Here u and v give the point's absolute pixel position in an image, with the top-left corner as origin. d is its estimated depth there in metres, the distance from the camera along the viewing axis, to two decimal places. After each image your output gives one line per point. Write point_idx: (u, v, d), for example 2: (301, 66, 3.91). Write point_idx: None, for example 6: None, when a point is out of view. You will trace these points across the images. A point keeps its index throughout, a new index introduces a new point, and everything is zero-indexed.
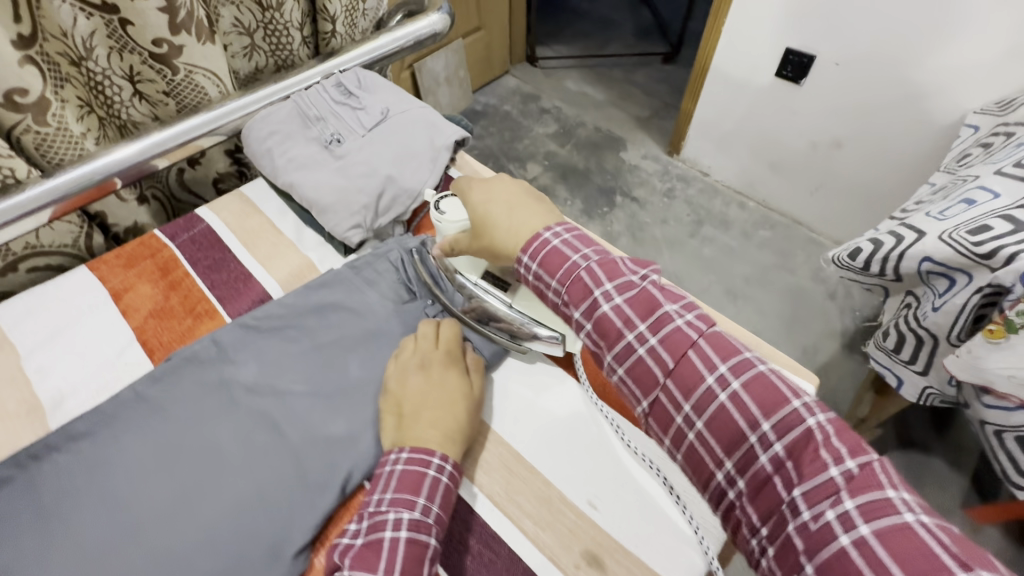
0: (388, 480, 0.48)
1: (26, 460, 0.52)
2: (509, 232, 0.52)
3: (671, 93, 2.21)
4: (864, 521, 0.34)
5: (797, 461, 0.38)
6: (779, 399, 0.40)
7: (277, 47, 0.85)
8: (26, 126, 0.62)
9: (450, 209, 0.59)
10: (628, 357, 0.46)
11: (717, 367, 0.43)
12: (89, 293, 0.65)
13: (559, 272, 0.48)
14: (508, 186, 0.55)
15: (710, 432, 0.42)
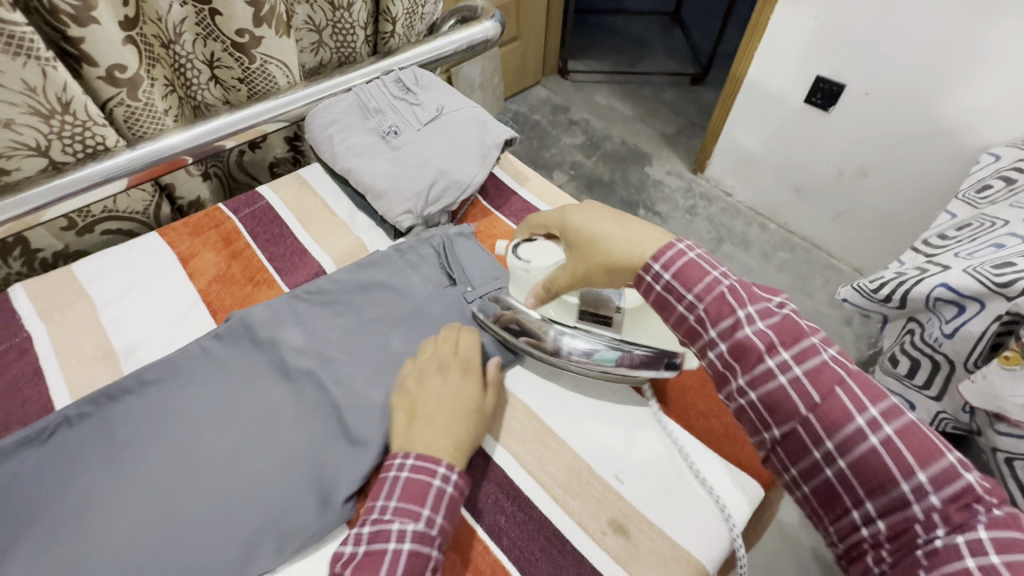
0: (391, 488, 0.48)
1: (100, 399, 0.56)
2: (622, 245, 0.52)
3: (699, 113, 2.26)
4: (996, 552, 0.34)
5: (894, 454, 0.39)
6: (879, 396, 0.41)
7: (341, 44, 0.91)
8: (120, 100, 0.67)
9: (532, 254, 0.60)
10: (764, 380, 0.44)
11: (867, 407, 0.41)
12: (159, 256, 0.71)
13: (697, 286, 0.47)
14: (602, 212, 0.56)
15: (765, 407, 0.44)
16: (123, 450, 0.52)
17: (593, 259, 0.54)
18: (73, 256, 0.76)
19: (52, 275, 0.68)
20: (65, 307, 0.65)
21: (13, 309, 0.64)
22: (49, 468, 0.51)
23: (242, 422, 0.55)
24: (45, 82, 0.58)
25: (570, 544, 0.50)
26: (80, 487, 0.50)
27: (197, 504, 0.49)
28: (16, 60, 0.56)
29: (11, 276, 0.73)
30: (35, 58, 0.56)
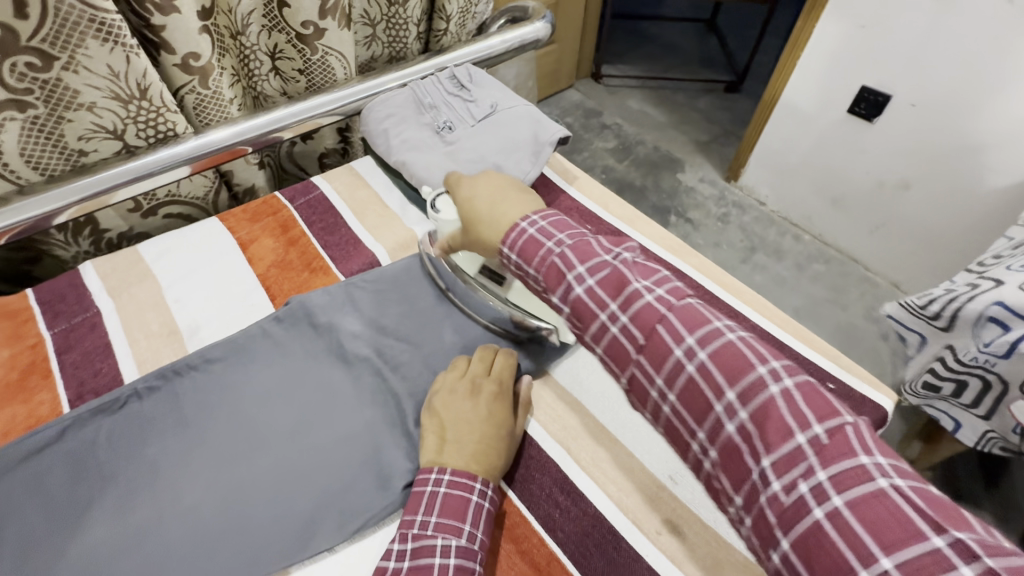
0: (430, 502, 0.48)
1: (169, 374, 0.58)
2: (489, 221, 0.56)
3: (733, 121, 2.24)
4: (843, 497, 0.34)
5: (763, 429, 0.38)
6: (747, 366, 0.41)
7: (394, 40, 0.93)
8: (191, 87, 0.70)
9: (471, 261, 0.67)
10: (677, 369, 0.43)
11: (761, 371, 0.41)
12: (221, 240, 0.73)
13: (534, 261, 0.51)
14: (490, 181, 0.61)
15: (682, 406, 0.43)
16: (190, 424, 0.55)
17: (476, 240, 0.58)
18: (135, 238, 0.79)
19: (120, 254, 0.70)
20: (132, 286, 0.67)
21: (84, 285, 0.66)
22: (123, 437, 0.54)
23: (302, 402, 0.57)
24: (128, 68, 0.61)
25: (626, 542, 0.50)
26: (151, 456, 0.52)
27: (261, 477, 0.52)
28: (103, 45, 0.58)
29: (79, 255, 0.76)
30: (121, 44, 0.59)
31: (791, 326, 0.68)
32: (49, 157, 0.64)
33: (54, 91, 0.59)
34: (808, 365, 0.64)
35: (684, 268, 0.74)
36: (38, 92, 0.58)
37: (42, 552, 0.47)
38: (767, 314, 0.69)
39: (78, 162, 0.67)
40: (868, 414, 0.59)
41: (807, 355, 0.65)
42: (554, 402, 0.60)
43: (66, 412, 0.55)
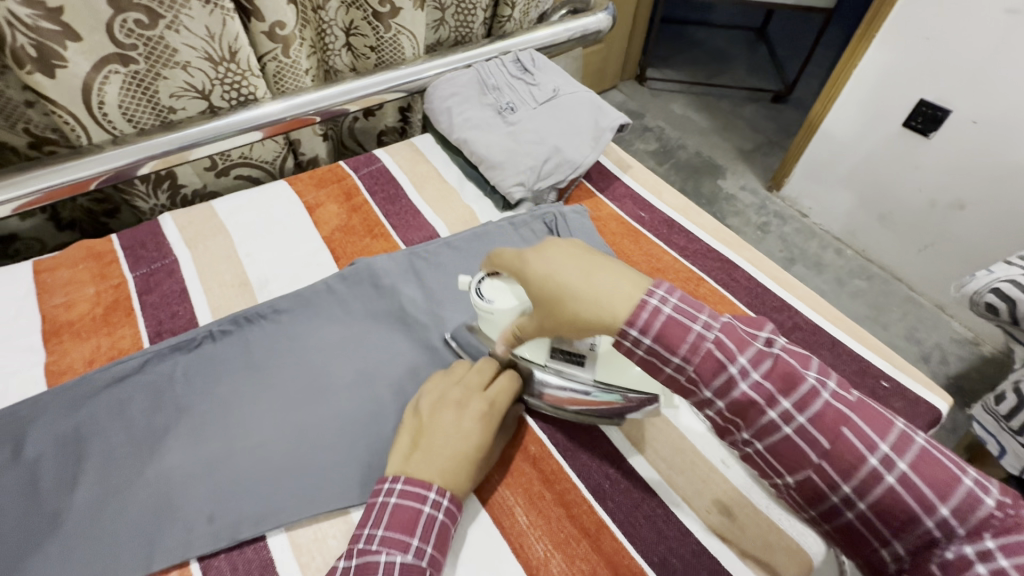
0: (378, 513, 0.44)
1: (240, 321, 0.61)
2: (588, 292, 0.42)
3: (778, 131, 2.20)
4: (960, 523, 0.34)
5: (861, 466, 0.36)
6: (880, 420, 0.38)
7: (460, 24, 0.96)
8: (274, 55, 0.74)
9: (493, 293, 0.53)
10: (767, 431, 0.39)
11: (878, 444, 0.37)
12: (288, 202, 0.76)
13: (682, 348, 0.40)
14: (563, 249, 0.45)
15: (776, 459, 0.40)
16: (259, 368, 0.58)
17: (557, 317, 0.44)
18: (207, 196, 0.83)
19: (196, 208, 0.74)
20: (207, 239, 0.71)
21: (163, 234, 0.70)
22: (197, 374, 0.57)
23: (363, 356, 0.60)
24: (223, 30, 0.65)
25: (674, 515, 0.51)
26: (223, 393, 0.55)
27: (323, 421, 0.54)
28: (204, 7, 0.62)
29: (155, 207, 0.80)
30: (220, 7, 0.63)
31: (845, 324, 0.67)
32: (141, 111, 0.68)
33: (156, 47, 0.63)
34: (860, 362, 0.64)
35: (737, 261, 0.74)
36: (142, 48, 0.62)
37: (124, 470, 0.50)
38: (819, 311, 0.69)
39: (167, 119, 0.71)
40: (922, 414, 0.59)
41: (860, 352, 0.65)
42: None
43: (146, 347, 0.59)
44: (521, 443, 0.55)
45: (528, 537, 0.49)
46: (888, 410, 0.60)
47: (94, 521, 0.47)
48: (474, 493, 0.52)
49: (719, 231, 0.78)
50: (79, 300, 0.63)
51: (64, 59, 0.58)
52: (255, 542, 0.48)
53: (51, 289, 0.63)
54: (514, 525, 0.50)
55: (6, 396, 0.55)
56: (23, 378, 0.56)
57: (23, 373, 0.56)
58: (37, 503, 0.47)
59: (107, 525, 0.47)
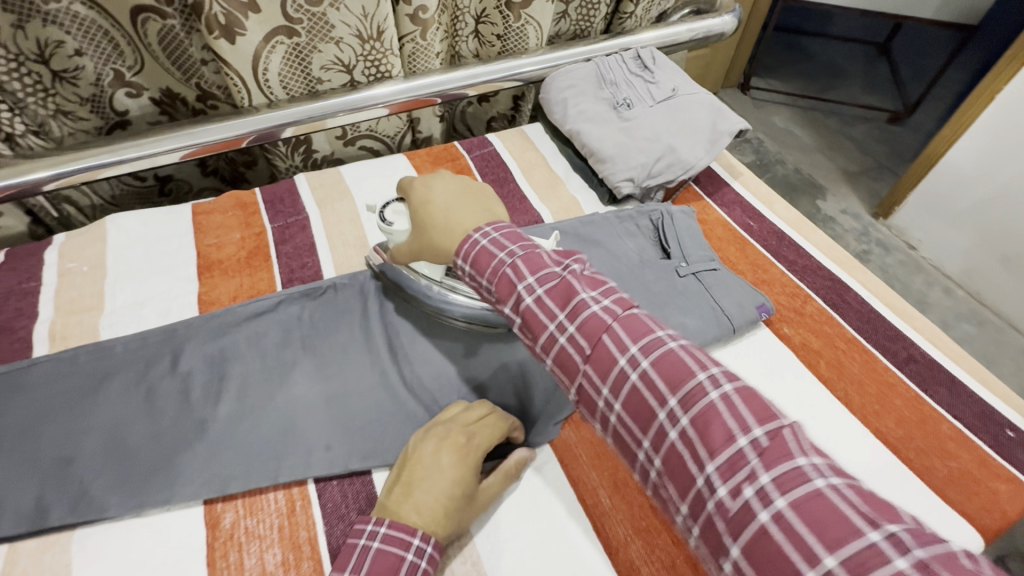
0: (359, 559, 0.40)
1: (359, 277, 0.67)
2: (440, 229, 0.49)
3: (891, 156, 2.04)
4: (781, 496, 0.29)
5: (704, 438, 0.32)
6: (785, 452, 0.30)
7: (582, 17, 0.97)
8: (413, 37, 0.79)
9: (394, 216, 0.56)
10: (583, 388, 0.39)
11: (668, 398, 0.35)
12: (407, 175, 0.82)
13: (488, 272, 0.43)
14: (445, 181, 0.52)
15: (667, 472, 0.34)
16: (374, 322, 0.63)
17: (421, 241, 0.51)
18: (333, 162, 0.91)
19: (327, 173, 0.81)
20: (335, 201, 0.77)
21: (298, 192, 0.78)
22: (321, 320, 0.63)
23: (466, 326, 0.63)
24: (376, 11, 0.70)
25: None
26: (343, 340, 0.61)
27: (426, 380, 0.58)
28: None
29: (290, 167, 0.88)
30: None
31: (967, 363, 0.63)
32: (294, 80, 0.76)
33: (317, 22, 0.69)
34: (983, 406, 0.59)
35: (850, 282, 0.70)
36: (306, 22, 0.69)
37: (258, 393, 0.56)
38: (939, 346, 0.64)
39: (314, 89, 0.78)
40: None
41: (983, 395, 0.60)
42: None
43: (279, 290, 0.66)
44: None
45: (609, 517, 0.50)
46: (1013, 461, 0.55)
47: (233, 432, 0.54)
48: (558, 460, 0.54)
49: (831, 248, 0.75)
50: (227, 242, 0.71)
51: (243, 27, 0.65)
52: (362, 477, 0.52)
53: (205, 229, 0.72)
54: (597, 505, 0.51)
55: (167, 315, 0.63)
56: (180, 303, 0.64)
57: (181, 298, 0.65)
58: (189, 409, 0.55)
59: (242, 436, 0.53)
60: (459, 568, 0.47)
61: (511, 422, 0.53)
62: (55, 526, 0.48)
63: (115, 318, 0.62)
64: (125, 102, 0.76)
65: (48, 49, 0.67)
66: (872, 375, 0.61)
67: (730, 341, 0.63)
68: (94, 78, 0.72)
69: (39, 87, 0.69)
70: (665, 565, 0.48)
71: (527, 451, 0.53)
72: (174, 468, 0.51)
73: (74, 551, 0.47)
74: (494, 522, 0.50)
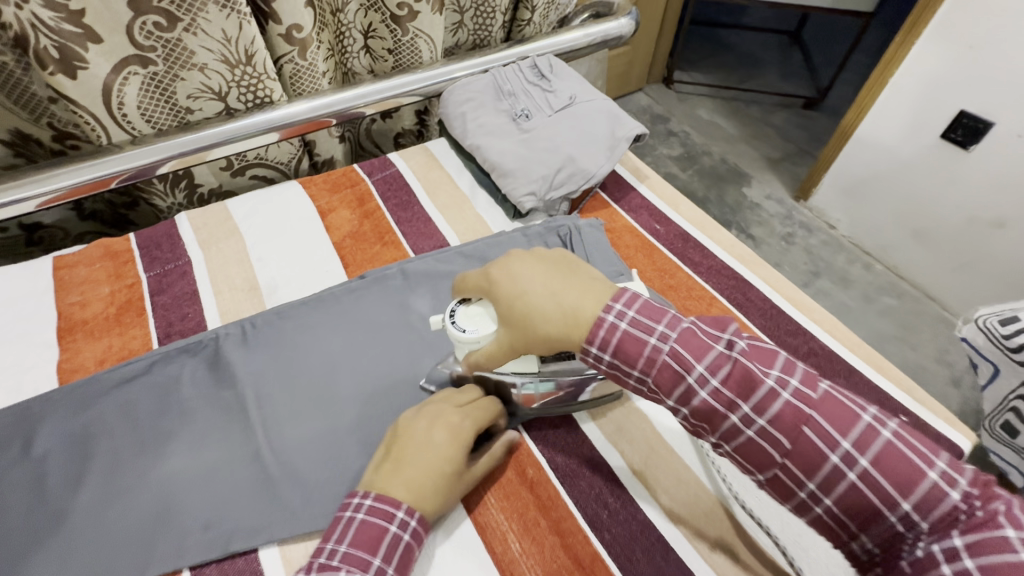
0: (344, 529, 0.43)
1: (246, 325, 0.62)
2: (546, 314, 0.44)
3: (807, 140, 2.13)
4: (969, 555, 0.32)
5: (883, 474, 0.36)
6: (1004, 533, 0.32)
7: (479, 27, 0.94)
8: (291, 57, 0.74)
9: (469, 322, 0.48)
10: (734, 437, 0.40)
11: (838, 441, 0.37)
12: (302, 206, 0.76)
13: (638, 360, 0.42)
14: (532, 265, 0.47)
15: (845, 511, 0.37)
16: (262, 374, 0.58)
17: (530, 337, 0.45)
18: (223, 195, 0.84)
19: (210, 209, 0.75)
20: (220, 241, 0.71)
21: (178, 235, 0.72)
22: (203, 378, 0.57)
23: (364, 369, 0.59)
24: (239, 34, 0.65)
25: (674, 551, 0.49)
26: (227, 400, 0.56)
27: (321, 434, 0.54)
28: (221, 11, 0.63)
29: (172, 206, 0.82)
30: (236, 11, 0.63)
31: (865, 351, 0.64)
32: (160, 112, 0.69)
33: (174, 49, 0.64)
34: (879, 394, 0.60)
35: (753, 280, 0.71)
36: (161, 50, 0.63)
37: (126, 472, 0.50)
38: (838, 336, 0.66)
39: (184, 120, 0.72)
40: (944, 453, 0.56)
41: (880, 382, 0.61)
42: (610, 403, 0.59)
43: (154, 348, 0.60)
44: (521, 465, 0.54)
45: (520, 565, 0.47)
46: None
47: (95, 521, 0.48)
48: (466, 510, 0.50)
49: (735, 248, 0.75)
50: (93, 299, 0.64)
51: (85, 60, 0.59)
52: (247, 554, 0.48)
53: (68, 286, 0.65)
54: (506, 551, 0.48)
55: (18, 392, 0.56)
56: (36, 375, 0.57)
57: (38, 369, 0.58)
58: (44, 500, 0.48)
59: (109, 524, 0.47)
60: None
61: (499, 405, 0.54)
62: None
63: None
64: None
65: None
66: None
67: None
68: None
69: None
70: None
71: (514, 433, 0.54)
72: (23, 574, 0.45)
73: None
74: None
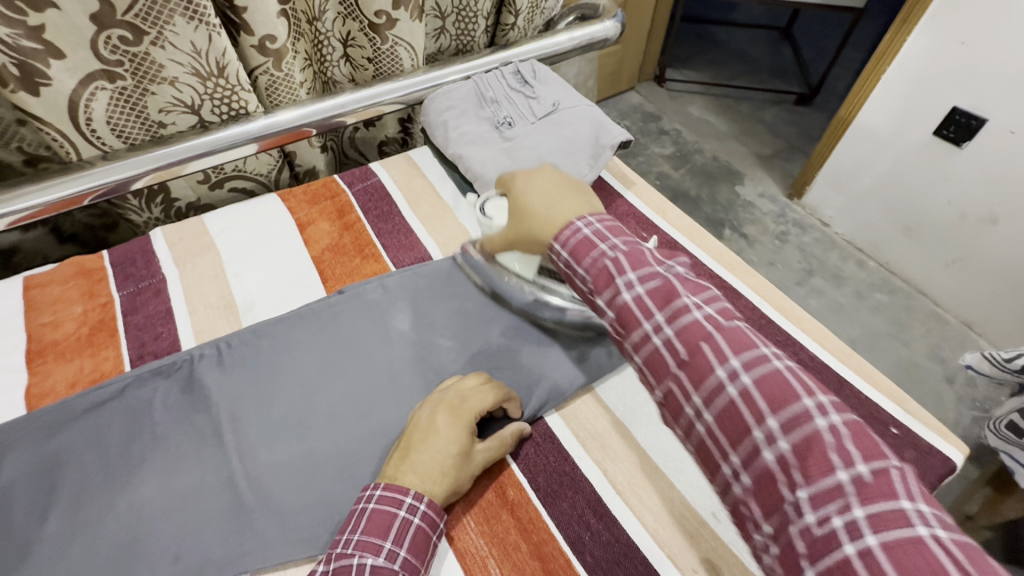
0: (357, 520, 0.46)
1: (221, 344, 0.61)
2: (544, 220, 0.49)
3: (800, 136, 2.12)
4: (873, 532, 0.30)
5: (766, 398, 0.35)
6: (888, 491, 0.31)
7: (462, 33, 0.93)
8: (265, 68, 0.72)
9: (494, 211, 0.61)
10: (642, 345, 0.41)
11: (728, 357, 0.37)
12: (280, 219, 0.75)
13: (584, 261, 0.44)
14: (548, 176, 0.53)
15: (718, 429, 0.37)
16: (237, 396, 0.56)
17: (529, 237, 0.51)
18: (202, 208, 0.83)
19: (186, 225, 0.73)
20: (196, 257, 0.70)
21: (153, 251, 0.70)
22: (176, 401, 0.56)
23: (342, 389, 0.57)
24: (209, 46, 0.63)
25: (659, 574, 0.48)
26: (200, 424, 0.54)
27: (297, 458, 0.53)
28: (189, 23, 0.61)
29: (150, 220, 0.80)
30: (205, 23, 0.61)
31: (855, 361, 0.63)
32: (131, 127, 0.68)
33: (141, 63, 0.62)
34: (870, 405, 0.59)
35: (740, 288, 0.70)
36: (128, 64, 0.61)
37: (95, 503, 0.49)
38: (827, 346, 0.64)
39: (157, 133, 0.71)
40: (934, 467, 0.54)
41: (870, 393, 0.60)
42: (593, 418, 0.58)
43: (127, 371, 0.58)
44: (502, 486, 0.52)
45: None
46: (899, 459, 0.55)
47: (61, 555, 0.46)
48: (444, 534, 0.49)
49: (723, 255, 0.74)
50: (66, 319, 0.62)
51: (48, 77, 0.57)
52: None
53: (39, 306, 0.63)
54: None
55: None
56: (5, 400, 0.56)
57: (7, 394, 0.56)
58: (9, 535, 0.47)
59: (74, 559, 0.46)
60: None
61: (507, 391, 0.56)
62: None
63: None
64: None
65: None
66: None
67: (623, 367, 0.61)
68: None
69: None
70: None
71: (526, 423, 0.55)
72: None
73: None
74: None
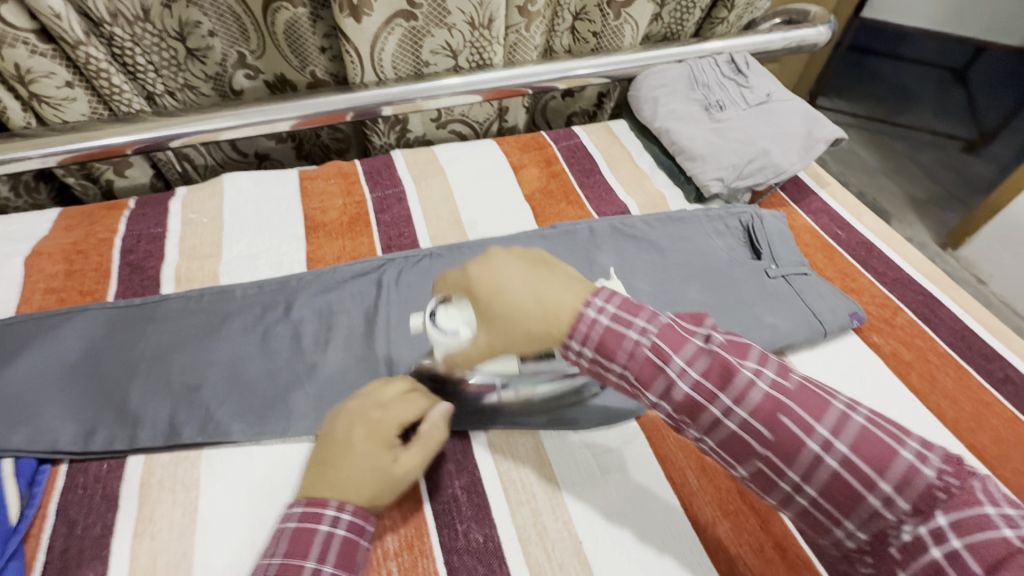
0: (276, 544, 0.41)
1: (452, 248, 0.70)
2: (522, 319, 0.40)
3: (964, 186, 1.95)
4: (851, 452, 0.34)
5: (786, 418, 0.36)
6: (840, 414, 0.35)
7: (673, 20, 0.98)
8: (518, 28, 0.82)
9: (449, 323, 0.46)
10: (667, 393, 0.38)
11: (738, 380, 0.37)
12: (498, 159, 0.85)
13: (618, 354, 0.39)
14: (508, 261, 0.42)
15: (734, 445, 0.37)
16: None
17: (510, 335, 0.40)
18: (423, 143, 0.95)
19: (421, 151, 0.85)
20: (428, 177, 0.81)
21: (395, 167, 0.82)
22: (418, 285, 0.66)
23: None
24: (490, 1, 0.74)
25: None
26: None
27: None
28: None
29: (384, 145, 0.93)
30: None
31: None
32: (404, 62, 0.81)
33: (436, 7, 0.74)
34: None
35: (942, 299, 0.69)
36: (426, 7, 0.73)
37: (363, 348, 0.60)
38: None
39: (420, 71, 0.83)
40: None
41: None
42: None
43: (380, 255, 0.70)
44: None
45: (698, 498, 0.51)
46: None
47: (340, 377, 0.57)
48: (647, 444, 0.55)
49: (923, 265, 0.74)
50: (331, 207, 0.75)
51: (370, 9, 0.70)
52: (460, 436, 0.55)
53: (311, 194, 0.77)
54: (685, 484, 0.52)
55: (278, 268, 0.68)
56: (290, 258, 0.69)
57: (292, 254, 0.69)
58: (302, 354, 0.59)
59: (351, 384, 0.56)
60: (551, 524, 0.49)
61: (428, 396, 0.50)
62: (186, 443, 0.51)
63: (233, 267, 0.67)
64: (243, 82, 0.83)
65: (186, 29, 0.73)
66: (966, 392, 0.60)
67: (820, 344, 0.64)
68: (220, 58, 0.78)
69: (175, 61, 0.77)
70: (753, 548, 0.48)
71: (445, 407, 0.49)
72: (288, 404, 0.55)
73: (203, 470, 0.51)
74: (586, 491, 0.51)
